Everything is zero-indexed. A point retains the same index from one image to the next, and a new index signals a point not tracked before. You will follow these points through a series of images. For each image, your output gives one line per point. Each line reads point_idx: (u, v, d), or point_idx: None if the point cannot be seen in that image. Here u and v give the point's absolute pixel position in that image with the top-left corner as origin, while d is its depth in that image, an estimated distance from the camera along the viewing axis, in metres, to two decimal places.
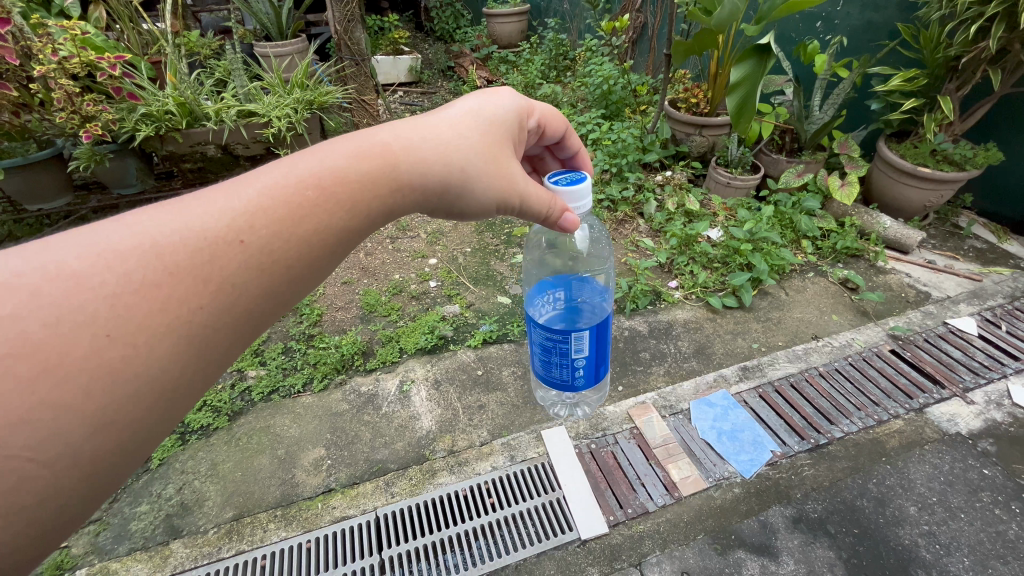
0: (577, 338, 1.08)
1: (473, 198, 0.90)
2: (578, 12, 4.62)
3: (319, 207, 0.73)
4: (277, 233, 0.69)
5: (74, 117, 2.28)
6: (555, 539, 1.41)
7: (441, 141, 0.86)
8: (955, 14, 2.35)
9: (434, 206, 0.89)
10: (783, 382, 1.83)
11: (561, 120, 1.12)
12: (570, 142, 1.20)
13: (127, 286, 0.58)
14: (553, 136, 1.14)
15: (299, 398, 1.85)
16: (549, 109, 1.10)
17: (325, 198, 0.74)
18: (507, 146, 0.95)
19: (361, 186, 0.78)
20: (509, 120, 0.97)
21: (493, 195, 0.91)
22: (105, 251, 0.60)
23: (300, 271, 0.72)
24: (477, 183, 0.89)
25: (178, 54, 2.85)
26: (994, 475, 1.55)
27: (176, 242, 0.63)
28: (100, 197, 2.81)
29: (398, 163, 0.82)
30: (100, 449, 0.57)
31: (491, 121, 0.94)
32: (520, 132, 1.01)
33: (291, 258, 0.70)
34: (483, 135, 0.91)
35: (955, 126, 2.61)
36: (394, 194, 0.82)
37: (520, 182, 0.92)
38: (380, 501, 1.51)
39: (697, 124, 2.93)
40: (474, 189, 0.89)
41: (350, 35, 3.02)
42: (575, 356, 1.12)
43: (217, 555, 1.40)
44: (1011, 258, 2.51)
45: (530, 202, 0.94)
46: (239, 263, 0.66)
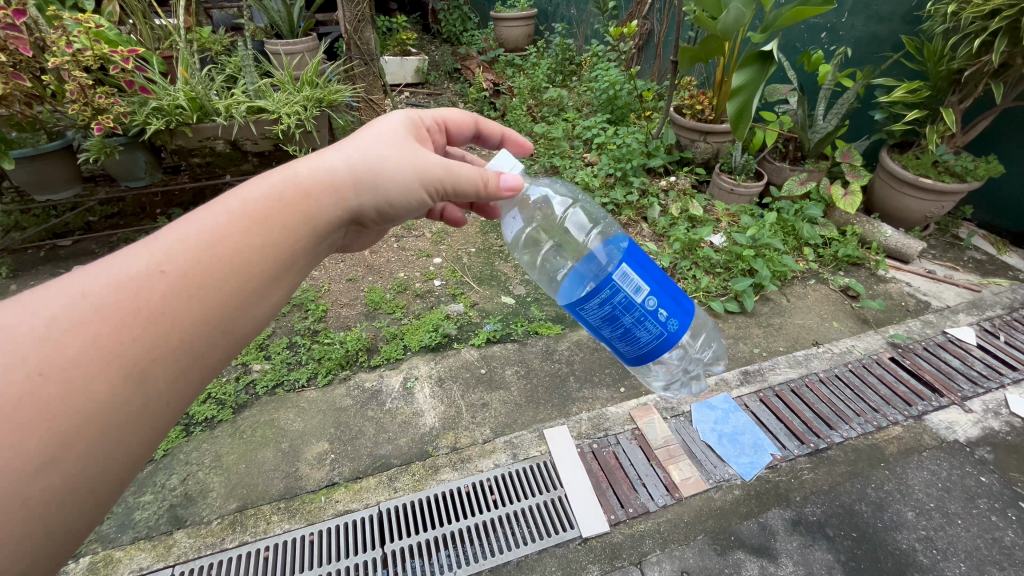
0: (623, 274, 1.02)
1: (403, 184, 0.93)
2: (585, 17, 4.68)
3: (249, 225, 0.75)
4: (208, 254, 0.70)
5: (87, 109, 2.30)
6: (557, 536, 1.42)
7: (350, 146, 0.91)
8: (959, 28, 2.38)
9: (371, 204, 0.91)
10: (783, 387, 1.85)
11: (464, 116, 1.27)
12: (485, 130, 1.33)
13: (57, 326, 0.59)
14: (458, 129, 1.26)
15: (304, 393, 1.86)
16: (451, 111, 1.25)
17: (254, 217, 0.76)
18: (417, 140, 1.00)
19: (289, 201, 0.80)
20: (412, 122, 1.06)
21: (418, 179, 0.94)
22: (31, 300, 0.60)
23: (245, 284, 0.73)
24: (398, 170, 0.92)
25: (189, 49, 2.87)
26: (991, 483, 1.57)
27: (100, 286, 0.63)
28: (107, 190, 2.82)
29: (315, 174, 0.84)
30: (49, 491, 0.55)
31: (394, 125, 1.01)
32: (424, 132, 1.09)
33: (230, 272, 0.71)
34: (396, 135, 0.97)
35: (956, 139, 2.64)
36: (321, 199, 0.84)
37: (440, 163, 0.96)
38: (383, 495, 1.52)
39: (702, 130, 2.94)
40: (398, 177, 0.92)
41: (360, 35, 3.04)
42: (641, 298, 1.04)
43: (221, 546, 1.41)
44: (1009, 270, 2.54)
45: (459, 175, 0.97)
46: (166, 287, 0.66)
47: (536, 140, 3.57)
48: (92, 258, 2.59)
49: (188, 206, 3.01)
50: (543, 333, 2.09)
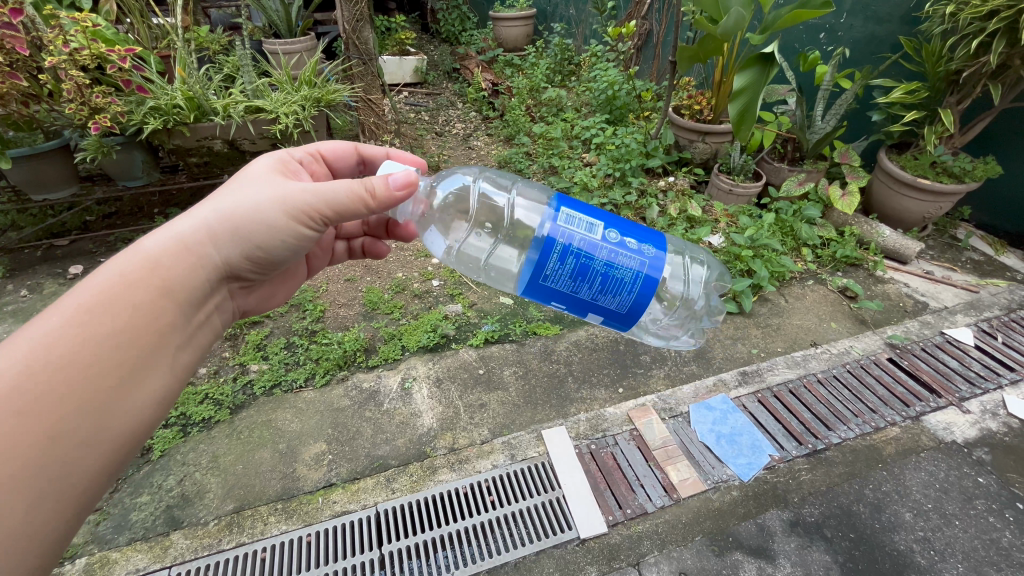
0: (567, 219, 1.05)
1: (267, 222, 0.97)
2: (584, 18, 4.68)
3: (101, 313, 0.80)
4: (61, 350, 0.75)
5: (84, 109, 2.29)
6: (554, 537, 1.41)
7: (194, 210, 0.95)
8: (958, 29, 2.38)
9: (236, 253, 0.97)
10: (781, 388, 1.85)
11: (342, 144, 1.34)
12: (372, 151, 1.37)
13: None
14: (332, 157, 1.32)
15: (301, 393, 1.85)
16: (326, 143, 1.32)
17: (105, 305, 0.81)
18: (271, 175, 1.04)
19: (143, 281, 0.85)
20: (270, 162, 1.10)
21: (280, 207, 0.96)
22: None
23: (107, 366, 0.79)
24: (256, 210, 0.96)
25: (187, 49, 2.86)
26: (988, 484, 1.57)
27: None
28: (104, 190, 2.81)
29: (165, 245, 0.89)
30: None
31: (249, 170, 1.05)
32: (285, 165, 1.13)
33: (89, 360, 0.77)
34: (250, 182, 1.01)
35: (954, 140, 2.64)
36: (172, 270, 0.89)
37: (307, 189, 0.97)
38: (380, 497, 1.52)
39: (700, 130, 2.94)
40: (260, 215, 0.96)
41: (359, 35, 3.03)
42: (598, 235, 1.06)
43: (217, 547, 1.41)
44: (1007, 271, 2.54)
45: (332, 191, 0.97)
46: (15, 402, 0.69)
47: (535, 141, 3.57)
48: (89, 258, 2.58)
49: (185, 206, 3.00)
50: (541, 333, 2.08)
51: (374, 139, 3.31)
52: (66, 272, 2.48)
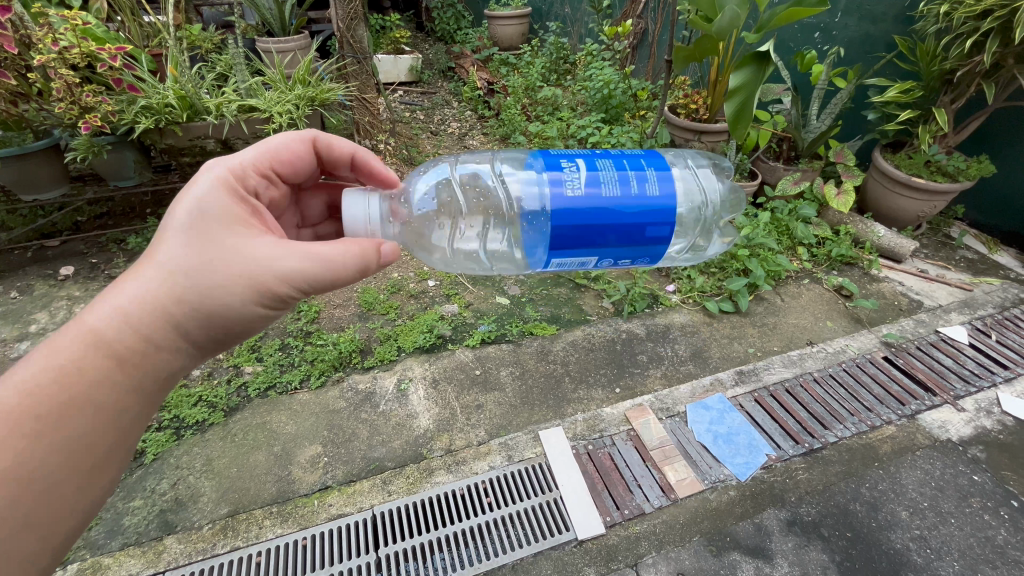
0: (560, 264, 1.11)
1: (234, 306, 0.86)
2: (579, 17, 4.67)
3: (55, 411, 0.76)
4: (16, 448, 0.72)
5: (73, 108, 2.26)
6: (551, 539, 1.41)
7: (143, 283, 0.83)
8: (951, 29, 2.40)
9: (202, 334, 0.88)
10: (777, 387, 1.85)
11: (298, 142, 1.18)
12: (334, 147, 1.23)
13: None
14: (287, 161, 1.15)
15: (297, 395, 1.84)
16: (274, 139, 1.14)
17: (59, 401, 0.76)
18: (229, 230, 0.88)
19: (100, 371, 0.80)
20: (220, 199, 0.92)
21: (249, 287, 0.85)
22: None
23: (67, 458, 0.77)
24: (222, 291, 0.84)
25: (179, 47, 2.84)
26: (983, 482, 1.58)
27: None
28: (96, 190, 2.78)
29: (125, 330, 0.82)
30: None
31: (199, 216, 0.88)
32: (234, 196, 0.95)
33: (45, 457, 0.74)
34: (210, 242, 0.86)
35: (948, 139, 2.65)
36: (131, 359, 0.83)
37: (282, 277, 0.86)
38: (376, 499, 1.51)
39: (696, 130, 2.93)
40: (225, 298, 0.85)
41: (353, 33, 3.00)
42: (590, 265, 1.14)
43: (212, 552, 1.39)
44: (1000, 270, 2.56)
45: (316, 271, 0.89)
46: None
47: (531, 140, 3.56)
48: (81, 259, 2.55)
49: None
50: (538, 333, 2.08)
51: (369, 138, 3.29)
52: (57, 274, 2.45)
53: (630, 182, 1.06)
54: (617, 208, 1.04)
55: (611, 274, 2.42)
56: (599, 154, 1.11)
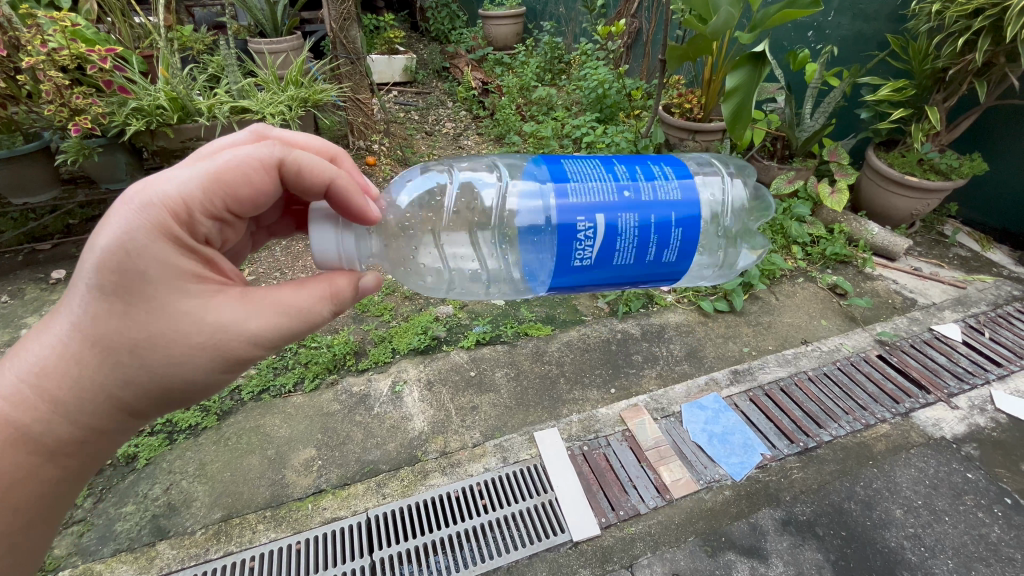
0: None
1: (194, 377, 0.81)
2: (574, 16, 4.67)
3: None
4: None
5: (63, 110, 2.24)
6: (546, 540, 1.41)
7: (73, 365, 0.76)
8: (943, 28, 2.40)
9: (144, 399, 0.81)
10: (772, 387, 1.85)
11: (252, 169, 0.82)
12: (306, 173, 0.87)
13: None
14: (239, 188, 0.82)
15: (290, 398, 1.83)
16: (223, 162, 0.80)
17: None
18: (180, 291, 0.77)
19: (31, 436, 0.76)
20: (161, 249, 0.76)
21: (212, 358, 0.80)
22: None
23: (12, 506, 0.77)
24: (180, 366, 0.79)
25: (170, 49, 2.82)
26: (977, 479, 1.58)
27: None
28: (88, 193, 2.76)
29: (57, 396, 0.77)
30: None
31: (136, 276, 0.74)
32: (178, 244, 0.78)
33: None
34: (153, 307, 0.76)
35: (942, 137, 2.66)
36: (62, 446, 0.80)
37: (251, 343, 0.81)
38: (371, 502, 1.50)
39: (690, 129, 2.93)
40: (183, 367, 0.79)
41: (346, 34, 2.99)
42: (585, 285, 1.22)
43: (205, 557, 1.38)
44: (994, 267, 2.57)
45: (289, 325, 0.85)
46: None
47: (525, 140, 3.55)
48: (73, 263, 2.53)
49: None
50: (533, 334, 2.07)
51: (363, 139, 3.27)
52: (48, 277, 2.44)
53: (648, 247, 1.06)
54: (627, 270, 1.08)
55: None
56: (626, 203, 1.03)
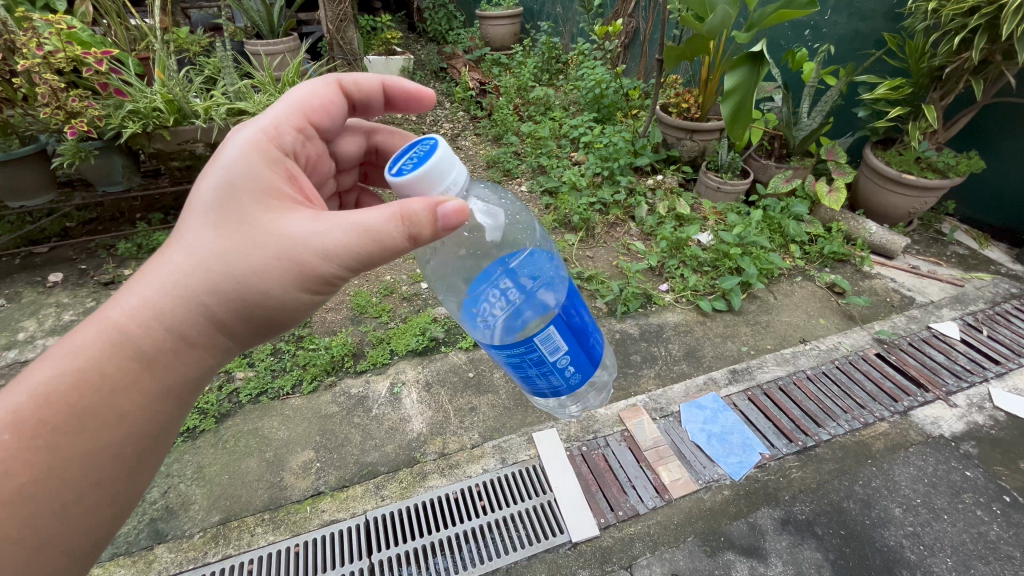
0: (547, 337, 0.88)
1: (276, 291, 0.79)
2: (571, 16, 4.66)
3: (92, 381, 0.71)
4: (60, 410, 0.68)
5: (60, 113, 2.23)
6: (545, 542, 1.40)
7: (173, 276, 0.75)
8: (939, 26, 2.40)
9: (236, 315, 0.79)
10: (771, 386, 1.85)
11: (321, 86, 1.01)
12: (361, 84, 1.06)
13: None
14: (314, 103, 0.99)
15: (288, 400, 1.82)
16: (295, 91, 0.98)
17: (98, 371, 0.71)
18: (265, 205, 0.80)
19: (130, 344, 0.73)
20: (248, 164, 0.82)
21: (291, 272, 0.77)
22: None
23: (107, 421, 0.71)
24: (262, 278, 0.77)
25: (166, 50, 2.81)
26: (976, 477, 1.58)
27: None
28: (84, 196, 2.75)
29: (151, 302, 0.74)
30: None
31: (228, 188, 0.79)
32: (264, 157, 0.84)
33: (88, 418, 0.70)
34: (242, 215, 0.78)
35: (938, 135, 2.67)
36: (160, 360, 0.75)
37: (329, 255, 0.78)
38: (369, 504, 1.50)
39: (688, 129, 2.93)
40: (264, 278, 0.77)
41: (343, 35, 3.00)
42: (554, 358, 0.92)
43: (203, 560, 1.38)
44: (992, 265, 2.57)
45: (361, 246, 0.78)
46: (23, 462, 0.64)
47: (523, 140, 3.55)
48: (70, 265, 2.53)
49: (167, 212, 2.94)
50: None
51: None
52: (45, 280, 2.43)
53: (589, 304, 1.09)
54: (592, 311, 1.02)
55: (605, 274, 2.41)
56: None
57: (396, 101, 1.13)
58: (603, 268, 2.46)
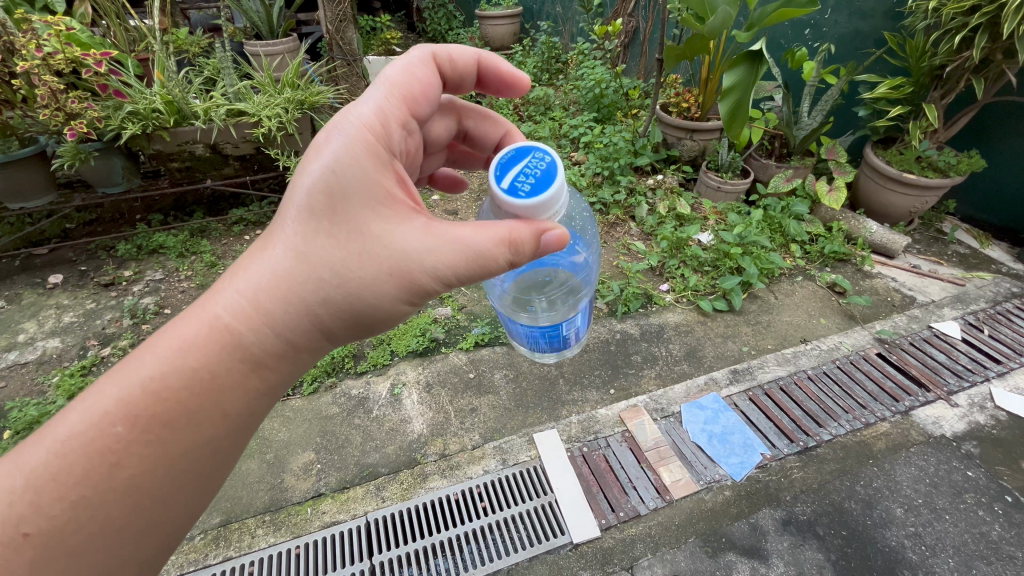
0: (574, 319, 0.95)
1: (379, 300, 0.80)
2: (571, 15, 4.66)
3: (204, 375, 0.74)
4: (177, 401, 0.72)
5: (59, 114, 2.22)
6: (547, 543, 1.40)
7: (282, 281, 0.77)
8: (940, 25, 2.40)
9: (339, 320, 0.80)
10: (771, 386, 1.85)
11: (419, 64, 0.93)
12: (454, 59, 0.99)
13: (71, 467, 0.67)
14: (415, 86, 0.91)
15: (289, 401, 1.82)
16: (395, 74, 0.91)
17: (211, 367, 0.74)
18: (375, 212, 0.79)
19: (240, 342, 0.76)
20: (360, 163, 0.79)
21: (400, 287, 0.79)
22: (35, 468, 0.66)
23: (217, 415, 0.75)
24: (371, 289, 0.78)
25: (166, 51, 2.81)
26: (977, 477, 1.58)
27: (86, 426, 0.69)
28: (84, 197, 2.75)
29: (261, 303, 0.77)
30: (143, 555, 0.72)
31: (338, 191, 0.78)
32: (374, 158, 0.82)
33: (201, 411, 0.73)
34: (353, 221, 0.78)
35: (939, 134, 2.67)
36: (267, 362, 0.79)
37: (438, 272, 0.79)
38: (370, 506, 1.50)
39: (688, 128, 2.92)
40: (371, 290, 0.78)
41: (343, 35, 2.99)
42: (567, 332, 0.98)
43: (205, 562, 1.38)
44: (993, 264, 2.57)
45: (467, 266, 0.79)
46: (146, 448, 0.70)
47: None
48: (70, 267, 2.53)
49: (167, 212, 2.94)
50: None
51: None
52: (46, 282, 2.43)
53: None
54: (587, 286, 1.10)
55: (604, 274, 2.41)
56: None
57: (486, 79, 1.08)
58: (603, 268, 2.46)
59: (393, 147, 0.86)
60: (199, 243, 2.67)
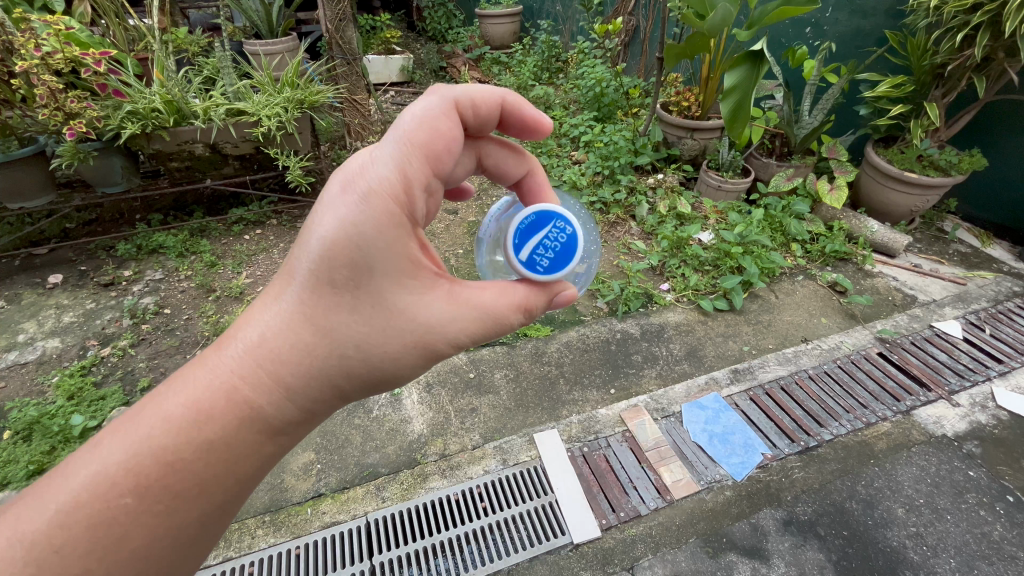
0: None
1: (397, 366, 0.83)
2: (571, 14, 4.65)
3: (220, 440, 0.73)
4: (192, 468, 0.71)
5: (58, 114, 2.22)
6: (548, 543, 1.40)
7: (299, 347, 0.77)
8: (941, 23, 2.39)
9: (354, 384, 0.82)
10: (772, 385, 1.84)
11: (442, 118, 0.83)
12: (478, 104, 0.90)
13: (76, 536, 0.65)
14: (436, 143, 0.82)
15: None
16: (412, 127, 0.81)
17: (226, 432, 0.74)
18: (398, 284, 0.79)
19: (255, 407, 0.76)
20: (384, 234, 0.76)
21: (419, 354, 0.83)
22: (36, 536, 0.63)
23: (232, 478, 0.75)
24: (394, 358, 0.81)
25: (165, 50, 2.81)
26: (979, 477, 1.58)
27: (93, 491, 0.67)
28: (84, 197, 2.75)
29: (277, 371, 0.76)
30: None
31: (361, 262, 0.77)
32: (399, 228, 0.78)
33: (216, 476, 0.73)
34: (376, 292, 0.78)
35: (940, 133, 2.67)
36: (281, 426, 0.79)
37: (457, 341, 0.85)
38: (370, 506, 1.49)
39: (688, 127, 2.92)
40: (391, 358, 0.81)
41: (342, 34, 2.98)
42: None
43: (204, 562, 1.37)
44: (994, 263, 2.56)
45: (483, 331, 0.87)
46: (157, 513, 0.69)
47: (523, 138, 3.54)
48: (70, 267, 2.53)
49: (167, 212, 2.93)
50: (532, 334, 2.06)
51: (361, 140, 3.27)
52: (45, 282, 2.42)
53: None
54: None
55: (604, 273, 2.41)
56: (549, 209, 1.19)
57: (508, 121, 1.00)
58: (603, 268, 2.45)
59: (414, 212, 0.82)
60: (199, 243, 2.67)
